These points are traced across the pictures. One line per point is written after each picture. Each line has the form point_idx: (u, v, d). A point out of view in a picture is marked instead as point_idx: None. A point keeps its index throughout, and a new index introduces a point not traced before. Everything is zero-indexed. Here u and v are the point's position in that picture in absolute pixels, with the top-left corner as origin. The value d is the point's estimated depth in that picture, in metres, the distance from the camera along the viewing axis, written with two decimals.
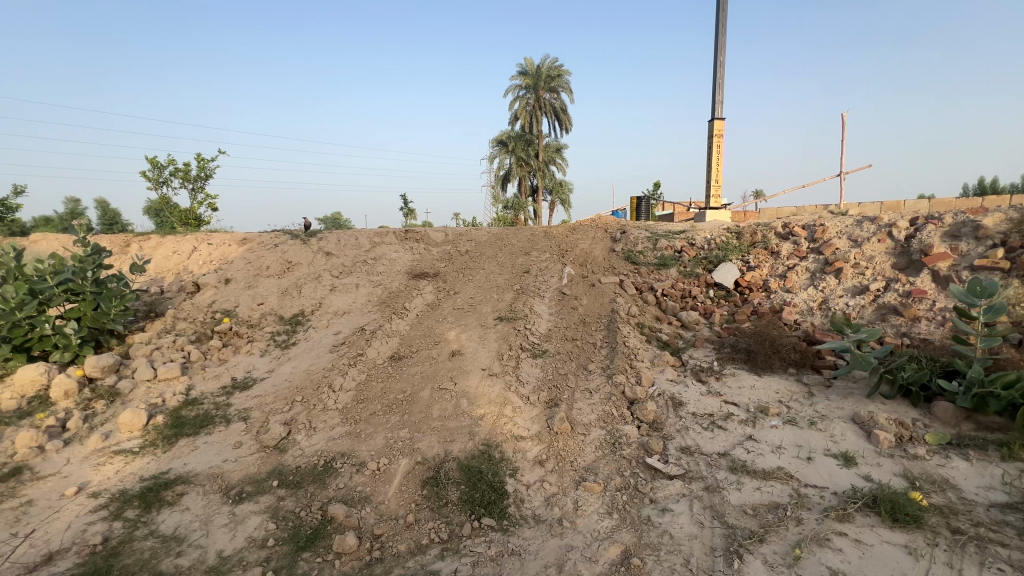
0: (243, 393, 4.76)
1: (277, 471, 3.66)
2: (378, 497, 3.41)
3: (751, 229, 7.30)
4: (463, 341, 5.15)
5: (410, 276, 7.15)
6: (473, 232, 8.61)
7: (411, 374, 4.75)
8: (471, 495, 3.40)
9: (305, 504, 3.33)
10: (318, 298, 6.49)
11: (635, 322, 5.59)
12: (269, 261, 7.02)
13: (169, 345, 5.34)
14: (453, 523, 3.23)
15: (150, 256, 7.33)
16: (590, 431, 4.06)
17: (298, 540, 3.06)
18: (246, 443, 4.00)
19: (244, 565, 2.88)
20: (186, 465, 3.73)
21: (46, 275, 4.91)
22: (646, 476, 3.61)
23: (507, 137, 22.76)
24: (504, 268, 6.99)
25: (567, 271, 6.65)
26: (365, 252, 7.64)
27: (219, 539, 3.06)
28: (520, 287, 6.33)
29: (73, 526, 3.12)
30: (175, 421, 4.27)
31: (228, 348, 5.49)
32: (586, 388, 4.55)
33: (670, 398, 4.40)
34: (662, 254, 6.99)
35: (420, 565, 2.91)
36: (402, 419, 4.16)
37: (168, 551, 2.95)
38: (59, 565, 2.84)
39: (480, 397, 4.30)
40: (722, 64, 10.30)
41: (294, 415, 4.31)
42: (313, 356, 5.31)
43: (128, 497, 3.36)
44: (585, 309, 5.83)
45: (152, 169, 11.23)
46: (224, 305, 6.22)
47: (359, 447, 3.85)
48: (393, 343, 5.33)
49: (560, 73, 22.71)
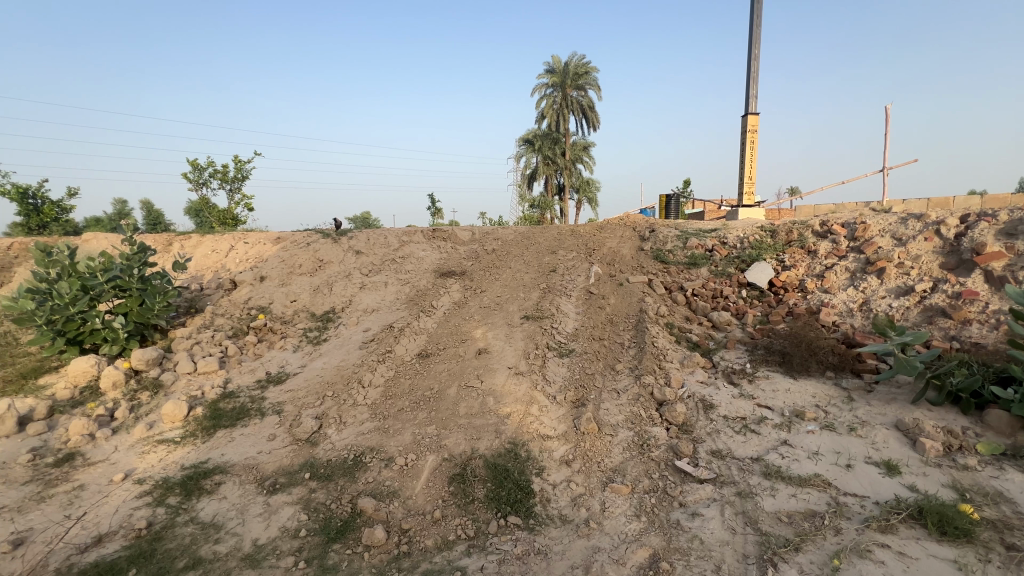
0: (277, 387, 4.91)
1: (309, 464, 3.75)
2: (406, 492, 3.45)
3: (786, 227, 7.06)
4: (489, 339, 5.18)
5: (437, 274, 7.22)
6: (500, 231, 8.63)
7: (438, 372, 4.80)
8: (496, 493, 3.41)
9: (335, 497, 3.41)
10: (349, 295, 6.63)
11: (663, 322, 5.49)
12: (301, 260, 7.22)
13: (208, 340, 5.57)
14: (479, 520, 3.24)
15: (191, 254, 7.66)
16: (617, 432, 4.00)
17: (328, 531, 3.13)
18: (279, 436, 4.13)
19: (277, 554, 2.96)
20: (223, 456, 3.88)
21: (97, 272, 5.20)
22: (675, 479, 3.54)
23: (534, 136, 22.75)
24: (530, 267, 6.98)
25: (594, 271, 6.58)
26: (393, 250, 7.76)
27: (254, 528, 3.16)
28: (546, 286, 6.31)
29: (120, 510, 3.28)
30: (213, 412, 4.45)
31: (263, 344, 5.67)
32: (613, 388, 4.50)
33: (700, 400, 4.30)
34: (692, 254, 6.84)
35: (446, 562, 2.93)
36: (428, 416, 4.21)
37: (206, 538, 3.07)
38: (108, 547, 3.00)
39: (506, 395, 4.32)
40: (757, 58, 10.00)
41: (325, 410, 4.42)
42: (343, 352, 5.44)
43: (170, 485, 3.52)
44: (612, 309, 5.75)
45: (193, 171, 11.74)
46: (259, 302, 6.43)
47: (387, 442, 3.91)
48: (420, 341, 5.40)
49: (588, 70, 22.53)
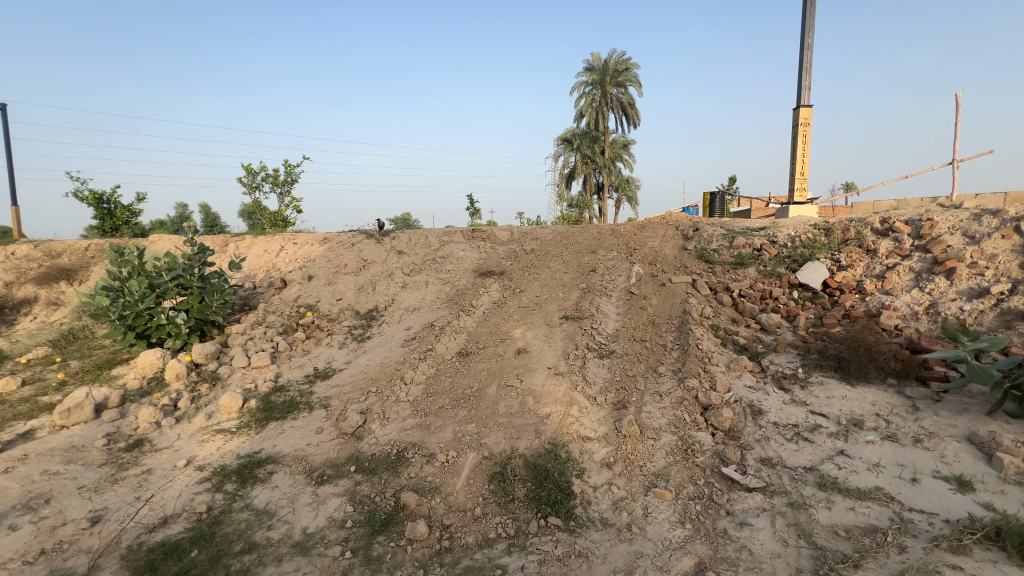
0: (324, 382, 5.10)
1: (355, 457, 3.88)
2: (446, 489, 3.50)
3: (842, 225, 6.68)
4: (529, 339, 5.18)
5: (476, 274, 7.28)
6: (539, 230, 8.61)
7: (477, 370, 4.84)
8: (537, 493, 3.41)
9: (379, 490, 3.50)
10: (391, 294, 6.80)
11: (708, 324, 5.32)
12: (347, 260, 7.47)
13: (261, 336, 5.86)
14: (519, 519, 3.25)
15: (245, 254, 8.09)
16: (660, 436, 3.91)
17: (373, 523, 3.22)
18: (327, 429, 4.29)
19: (325, 543, 3.07)
20: (275, 446, 4.07)
21: (162, 271, 5.58)
22: (722, 487, 3.43)
23: (572, 135, 22.57)
24: (569, 267, 6.93)
25: (635, 270, 6.46)
26: (434, 250, 7.89)
27: (304, 517, 3.29)
28: (586, 286, 6.25)
29: (183, 494, 3.51)
30: (266, 405, 4.67)
31: (311, 340, 5.91)
32: (655, 391, 4.40)
33: (748, 406, 4.13)
34: (739, 253, 6.60)
35: (487, 559, 2.95)
36: (469, 414, 4.25)
37: (260, 524, 3.22)
38: (173, 528, 3.21)
39: (546, 395, 4.31)
40: (810, 47, 9.52)
41: (369, 405, 4.55)
42: (386, 350, 5.58)
43: (228, 472, 3.73)
44: (654, 310, 5.62)
45: (247, 176, 12.39)
46: (307, 301, 6.71)
47: (429, 439, 3.98)
48: (460, 340, 5.47)
49: (628, 66, 22.17)
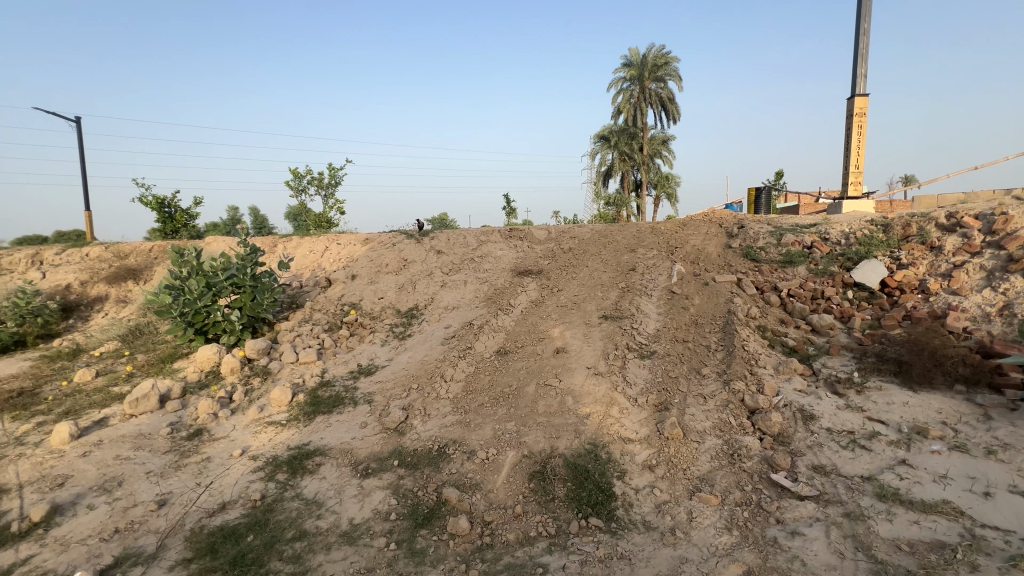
0: (367, 378, 5.26)
1: (398, 452, 3.98)
2: (487, 486, 3.53)
3: (902, 221, 6.29)
4: (567, 338, 5.16)
5: (514, 273, 7.31)
6: (577, 229, 8.55)
7: (516, 369, 4.87)
8: (577, 494, 3.39)
9: (422, 485, 3.58)
10: (430, 293, 6.93)
11: (755, 325, 5.13)
12: (388, 260, 7.68)
13: (308, 333, 6.10)
14: (560, 519, 3.24)
15: (293, 255, 8.46)
16: (704, 440, 3.80)
17: (416, 517, 3.29)
18: (370, 424, 4.42)
19: (370, 534, 3.16)
20: (322, 439, 4.23)
21: (218, 271, 5.91)
22: (771, 493, 3.30)
23: (610, 132, 22.26)
24: (608, 266, 6.84)
25: (676, 269, 6.31)
26: (472, 250, 7.97)
27: (350, 508, 3.41)
28: (625, 285, 6.16)
29: (239, 482, 3.70)
30: (313, 399, 4.87)
31: (354, 337, 6.11)
32: (699, 393, 4.28)
33: (799, 410, 3.95)
34: (788, 251, 6.33)
35: (528, 557, 2.96)
36: (508, 412, 4.28)
37: (310, 513, 3.36)
38: (231, 513, 3.39)
39: (586, 395, 4.28)
40: (867, 33, 9.00)
41: (411, 402, 4.66)
42: (427, 347, 5.69)
43: (279, 463, 3.91)
44: (697, 310, 5.47)
45: (294, 179, 12.94)
46: (351, 299, 6.94)
47: (469, 436, 4.03)
48: (499, 339, 5.50)
49: (667, 60, 21.69)
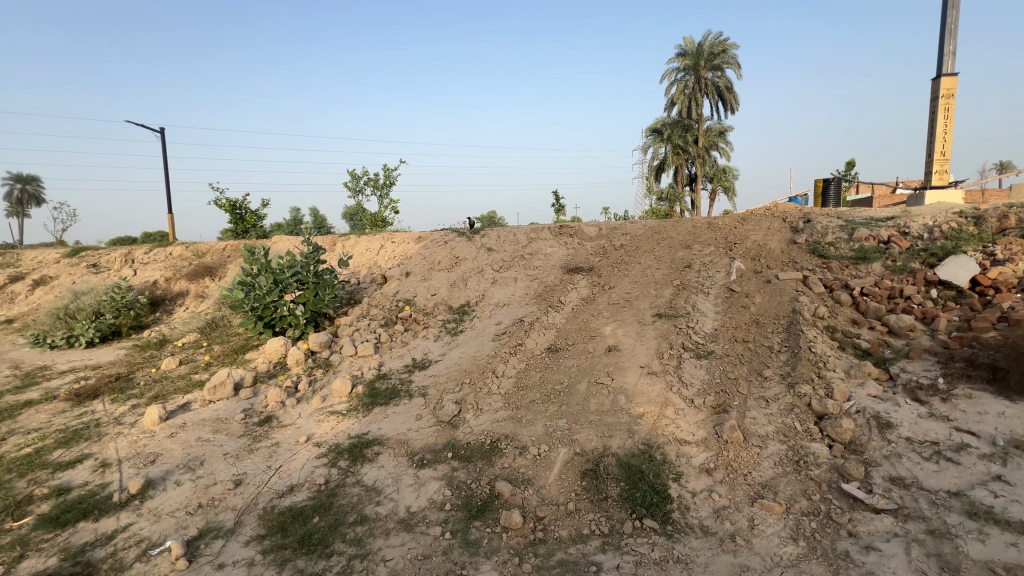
0: (422, 372, 5.43)
1: (451, 444, 4.08)
2: (539, 481, 3.54)
3: (997, 212, 5.69)
4: (619, 337, 5.08)
5: (565, 270, 7.27)
6: (629, 226, 8.37)
7: (567, 366, 4.85)
8: (631, 494, 3.34)
9: (475, 477, 3.65)
10: (481, 290, 7.03)
11: (823, 326, 4.82)
12: (440, 257, 7.87)
13: (366, 328, 6.38)
14: (613, 518, 3.21)
15: (351, 253, 8.86)
16: (767, 445, 3.63)
17: (470, 508, 3.36)
18: (425, 417, 4.56)
19: (426, 522, 3.26)
20: (380, 430, 4.42)
21: (284, 268, 6.29)
22: (842, 504, 3.10)
23: (663, 125, 21.60)
24: (662, 263, 6.66)
25: (735, 266, 6.04)
26: (522, 247, 8.00)
27: (407, 496, 3.53)
28: (680, 283, 5.97)
29: (305, 466, 3.94)
30: (371, 391, 5.09)
31: (409, 332, 6.31)
32: (761, 396, 4.08)
33: (874, 418, 3.68)
34: (861, 247, 5.89)
35: (581, 555, 2.96)
36: (559, 409, 4.28)
37: (370, 500, 3.52)
38: (298, 495, 3.62)
39: (639, 394, 4.21)
40: (957, 6, 8.18)
41: (464, 396, 4.76)
42: (479, 343, 5.79)
43: (341, 450, 4.12)
44: (758, 309, 5.20)
45: (352, 180, 13.53)
46: (405, 296, 7.18)
47: (521, 431, 4.07)
48: (550, 336, 5.50)
49: (725, 48, 20.79)
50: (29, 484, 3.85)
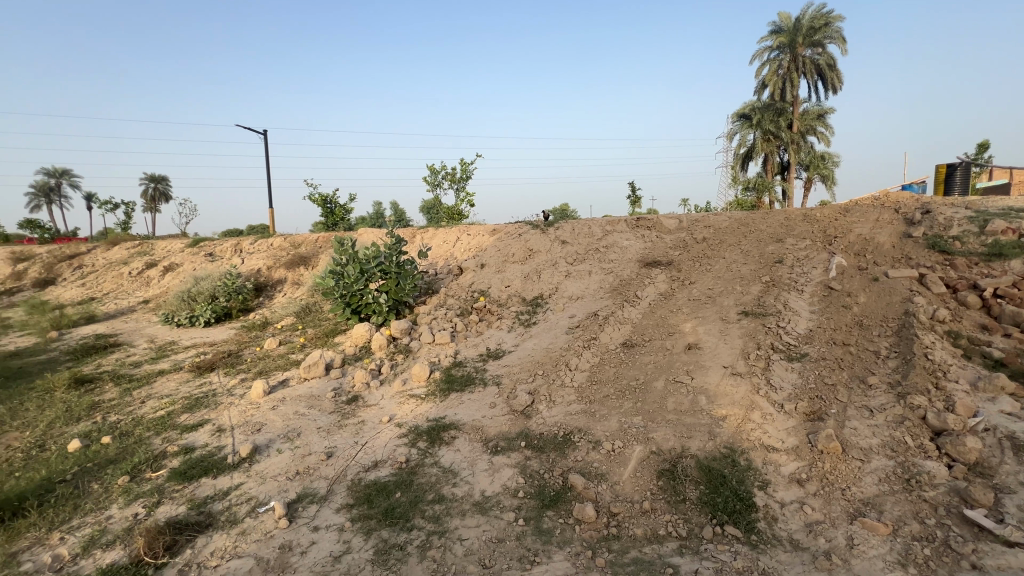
0: (496, 361, 5.55)
1: (524, 434, 4.14)
2: (613, 477, 3.49)
3: None
4: (700, 334, 4.86)
5: (642, 264, 7.05)
6: (712, 218, 7.92)
7: (643, 363, 4.72)
8: (711, 498, 3.19)
9: (548, 468, 3.68)
10: (555, 283, 7.02)
11: (943, 330, 4.26)
12: (514, 250, 7.97)
13: (443, 316, 6.64)
14: (692, 521, 3.09)
15: (429, 244, 9.26)
16: (870, 459, 3.30)
17: (543, 498, 3.39)
18: (499, 405, 4.66)
19: (501, 507, 3.34)
20: (456, 415, 4.59)
21: (370, 259, 6.70)
22: (963, 533, 2.75)
23: (751, 109, 20.12)
24: (749, 258, 6.24)
25: (836, 261, 5.51)
26: (597, 240, 7.87)
27: (482, 480, 3.65)
28: (770, 279, 5.56)
29: (389, 444, 4.21)
30: (448, 377, 5.30)
31: (483, 323, 6.48)
32: (864, 405, 3.71)
33: (1008, 438, 3.20)
34: (995, 242, 5.11)
35: (657, 555, 2.88)
36: (635, 406, 4.18)
37: (447, 480, 3.68)
38: (382, 471, 3.87)
39: (722, 395, 4.00)
40: None
41: (537, 387, 4.80)
42: (552, 336, 5.80)
43: (420, 432, 4.34)
44: (863, 310, 4.71)
45: (431, 175, 14.07)
46: (480, 287, 7.37)
47: (594, 426, 4.03)
48: (625, 331, 5.38)
49: (828, 21, 18.88)
50: (162, 441, 4.47)
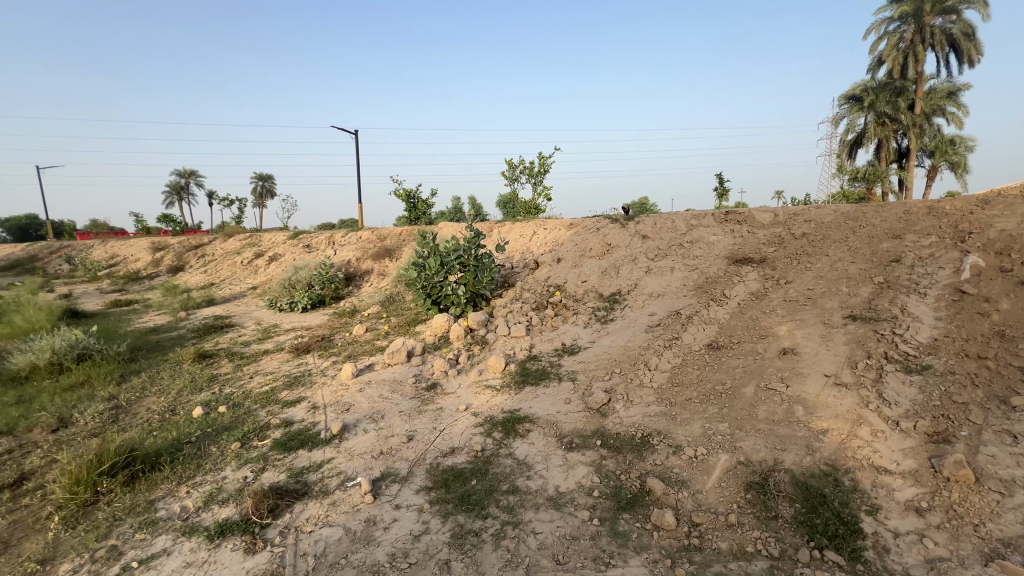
0: (571, 357, 5.50)
1: (600, 432, 4.06)
2: (695, 485, 3.31)
3: None
4: (798, 339, 4.46)
5: (730, 260, 6.60)
6: (814, 212, 7.20)
7: (731, 367, 4.43)
8: (808, 519, 2.91)
9: (625, 469, 3.58)
10: (634, 279, 6.79)
11: None
12: (592, 244, 7.83)
13: (519, 310, 6.70)
14: (785, 541, 2.83)
15: (507, 238, 9.38)
16: (1012, 493, 2.82)
17: (619, 500, 3.30)
18: (574, 401, 4.61)
19: (575, 505, 3.30)
20: (531, 408, 4.61)
21: (450, 252, 6.92)
22: None
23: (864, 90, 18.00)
24: (858, 256, 5.60)
25: (970, 261, 4.76)
26: (681, 235, 7.49)
27: (556, 476, 3.63)
28: (884, 280, 4.95)
29: (465, 433, 4.33)
30: (523, 370, 5.35)
31: (559, 317, 6.43)
32: (1005, 429, 3.18)
33: None
34: None
35: (743, 573, 2.68)
36: (720, 412, 3.93)
37: (521, 473, 3.71)
38: (459, 457, 3.99)
39: (822, 407, 3.67)
40: None
41: (614, 385, 4.69)
42: (630, 333, 5.63)
43: (496, 423, 4.42)
44: (1005, 318, 4.04)
45: (510, 169, 14.24)
46: (556, 281, 7.34)
47: (675, 430, 3.85)
48: (710, 331, 5.07)
49: None
50: (267, 414, 4.96)
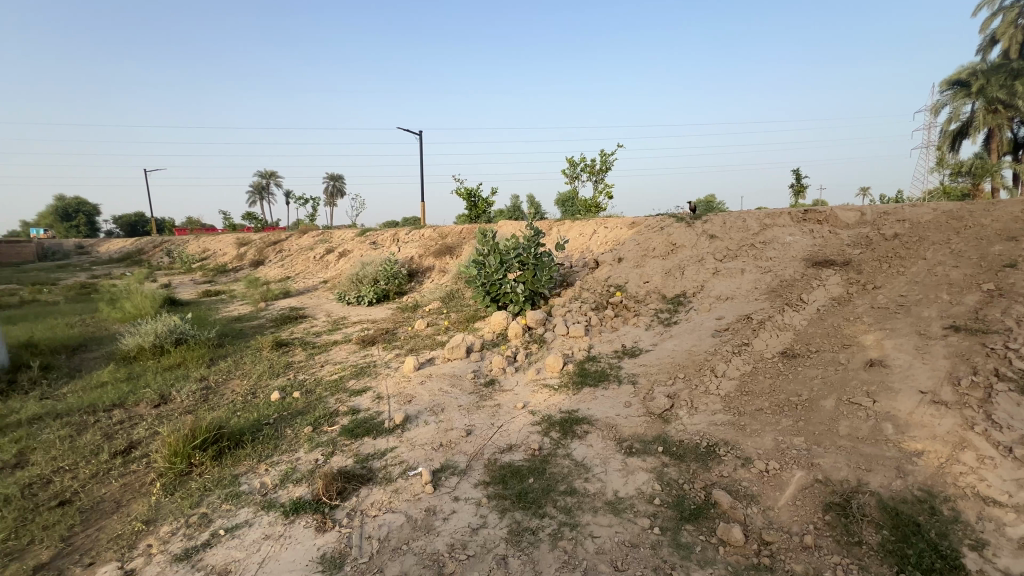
0: (631, 359, 5.37)
1: (662, 438, 3.92)
2: (766, 501, 3.12)
3: None
4: (887, 350, 4.07)
5: (809, 262, 6.14)
6: (909, 210, 6.53)
7: (808, 377, 4.12)
8: (899, 548, 2.64)
9: (688, 479, 3.43)
10: (700, 281, 6.50)
11: None
12: (655, 244, 7.60)
13: (578, 310, 6.64)
14: (870, 570, 2.58)
15: (566, 237, 9.31)
16: None
17: (681, 510, 3.18)
18: (634, 405, 4.49)
19: (635, 511, 3.22)
20: (589, 410, 4.55)
21: (509, 250, 6.98)
22: None
23: (973, 73, 16.07)
24: (963, 260, 5.01)
25: None
26: (753, 235, 7.07)
27: (615, 480, 3.55)
28: (995, 288, 4.40)
29: (523, 430, 4.35)
30: (582, 371, 5.29)
31: (619, 318, 6.29)
32: None
33: None
34: None
35: None
36: (795, 425, 3.67)
37: (578, 474, 3.66)
38: (516, 454, 4.01)
39: (916, 427, 3.33)
40: None
41: (677, 390, 4.51)
42: (695, 337, 5.40)
43: (554, 422, 4.40)
44: None
45: (570, 167, 14.13)
46: (617, 281, 7.18)
47: (744, 441, 3.65)
48: (785, 338, 4.75)
49: None
50: (336, 401, 5.26)
